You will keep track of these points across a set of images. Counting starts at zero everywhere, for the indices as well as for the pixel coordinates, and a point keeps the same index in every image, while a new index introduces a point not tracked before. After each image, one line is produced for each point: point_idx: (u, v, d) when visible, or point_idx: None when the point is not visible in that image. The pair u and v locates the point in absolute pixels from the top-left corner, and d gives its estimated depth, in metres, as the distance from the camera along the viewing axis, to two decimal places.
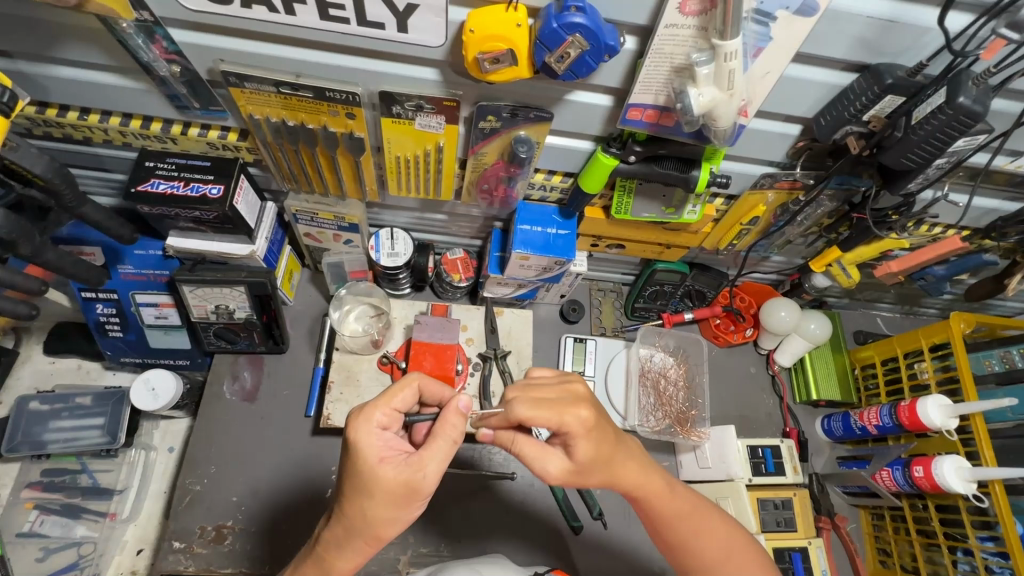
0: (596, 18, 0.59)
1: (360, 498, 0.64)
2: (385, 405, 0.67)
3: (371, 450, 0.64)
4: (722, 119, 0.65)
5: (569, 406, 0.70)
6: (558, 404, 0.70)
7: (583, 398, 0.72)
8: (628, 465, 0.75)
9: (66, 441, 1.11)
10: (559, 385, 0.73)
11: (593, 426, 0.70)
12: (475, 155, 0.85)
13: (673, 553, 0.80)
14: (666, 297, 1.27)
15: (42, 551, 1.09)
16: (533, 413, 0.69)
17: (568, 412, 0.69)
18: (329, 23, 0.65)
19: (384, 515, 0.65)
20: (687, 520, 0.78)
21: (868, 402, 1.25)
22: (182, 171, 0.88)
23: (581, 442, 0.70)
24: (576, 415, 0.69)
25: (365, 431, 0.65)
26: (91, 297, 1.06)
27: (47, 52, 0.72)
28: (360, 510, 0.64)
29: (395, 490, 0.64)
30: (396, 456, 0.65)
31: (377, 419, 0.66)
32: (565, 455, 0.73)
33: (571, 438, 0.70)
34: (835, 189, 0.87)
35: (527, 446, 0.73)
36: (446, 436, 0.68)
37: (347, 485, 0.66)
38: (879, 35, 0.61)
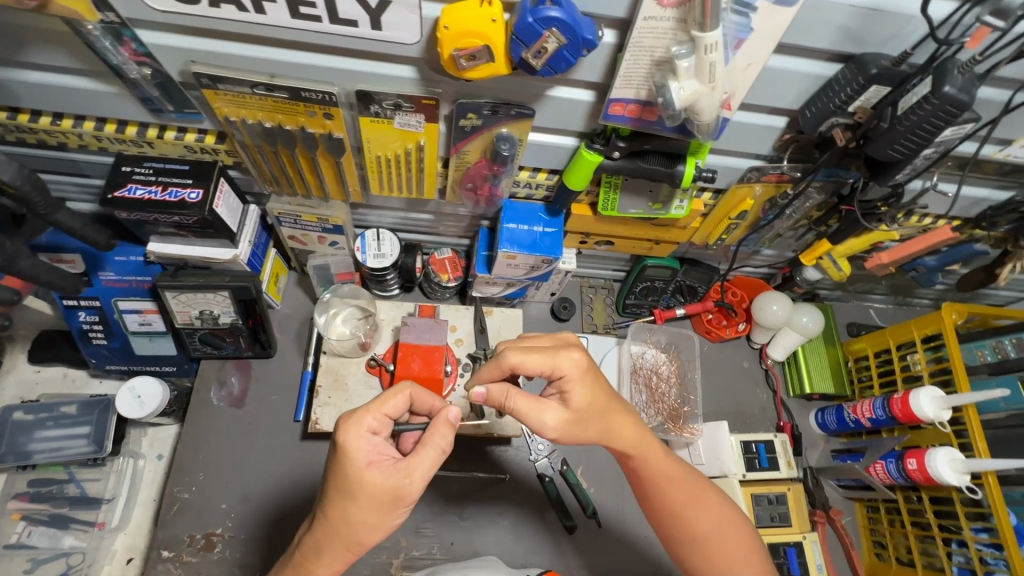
0: (573, 12, 0.57)
1: (345, 502, 0.64)
2: (375, 409, 0.66)
3: (359, 456, 0.63)
4: (704, 113, 0.64)
5: (561, 349, 0.76)
6: (550, 349, 0.76)
7: (574, 344, 0.79)
8: (623, 422, 0.79)
9: (51, 451, 1.10)
10: (551, 338, 0.80)
11: (586, 370, 0.76)
12: (458, 153, 0.84)
13: (665, 520, 0.80)
14: (657, 293, 1.26)
15: (30, 562, 1.08)
16: (524, 359, 0.74)
17: (561, 355, 0.75)
18: (301, 22, 0.63)
19: (367, 520, 0.64)
20: (679, 482, 0.80)
21: (861, 395, 1.25)
22: (159, 175, 0.86)
23: (575, 390, 0.75)
24: (567, 357, 0.75)
25: (354, 434, 0.64)
26: (73, 305, 1.05)
27: (14, 56, 0.70)
28: (343, 515, 0.64)
29: (381, 496, 0.63)
30: (384, 461, 0.64)
31: (367, 423, 0.65)
32: (559, 406, 0.76)
33: (567, 384, 0.75)
34: (823, 181, 0.86)
35: (520, 402, 0.74)
36: (434, 445, 0.66)
37: (332, 489, 0.65)
38: (863, 24, 0.60)
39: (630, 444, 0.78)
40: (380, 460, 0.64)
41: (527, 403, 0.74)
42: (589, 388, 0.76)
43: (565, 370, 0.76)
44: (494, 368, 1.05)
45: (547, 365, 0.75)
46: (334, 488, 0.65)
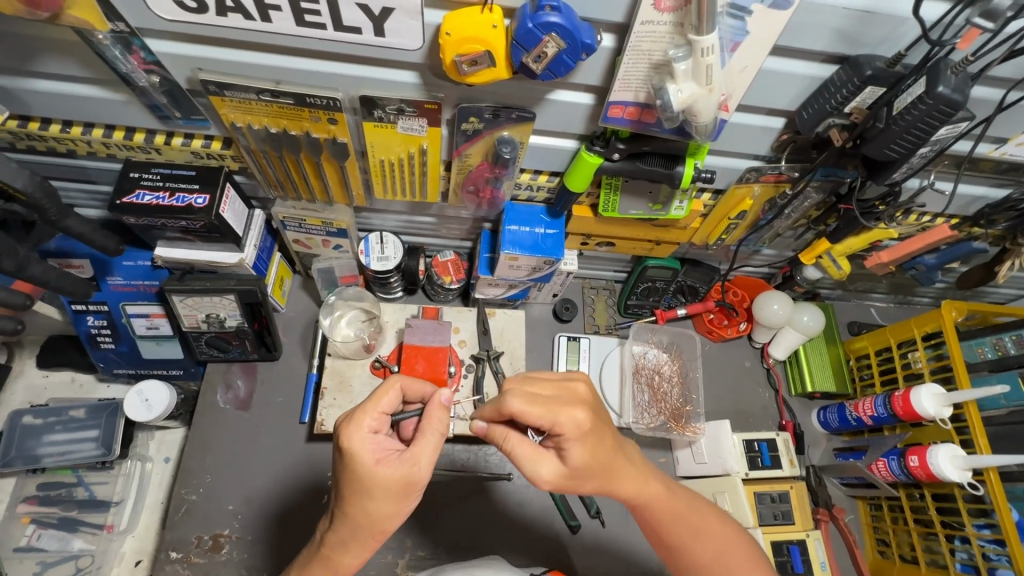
0: (572, 17, 0.58)
1: (361, 499, 0.64)
2: (373, 408, 0.67)
3: (366, 454, 0.64)
4: (703, 114, 0.65)
5: (563, 405, 0.68)
6: (553, 402, 0.69)
7: (580, 400, 0.71)
8: (626, 476, 0.74)
9: (60, 455, 1.11)
10: (559, 384, 0.73)
11: (589, 429, 0.69)
12: (460, 157, 0.85)
13: (665, 547, 0.80)
14: (659, 294, 1.27)
15: (40, 565, 1.09)
16: (525, 408, 0.67)
17: (562, 414, 0.68)
18: (306, 30, 0.64)
19: (385, 511, 0.65)
20: (683, 521, 0.77)
21: (863, 393, 1.25)
22: (167, 181, 0.87)
23: (574, 447, 0.69)
24: (569, 416, 0.68)
25: (357, 437, 0.65)
26: (81, 310, 1.06)
27: (26, 66, 0.72)
28: (362, 509, 0.64)
29: (393, 488, 0.64)
30: (390, 453, 0.65)
31: (367, 424, 0.66)
32: (558, 460, 0.71)
33: (565, 440, 0.69)
34: (822, 180, 0.86)
35: (518, 447, 0.71)
36: (433, 430, 0.67)
37: (345, 489, 0.66)
38: (857, 26, 0.61)
39: (637, 488, 0.75)
40: (387, 452, 0.65)
41: (527, 450, 0.71)
42: (586, 451, 0.69)
43: (564, 430, 0.68)
44: (497, 369, 1.06)
45: (546, 424, 0.68)
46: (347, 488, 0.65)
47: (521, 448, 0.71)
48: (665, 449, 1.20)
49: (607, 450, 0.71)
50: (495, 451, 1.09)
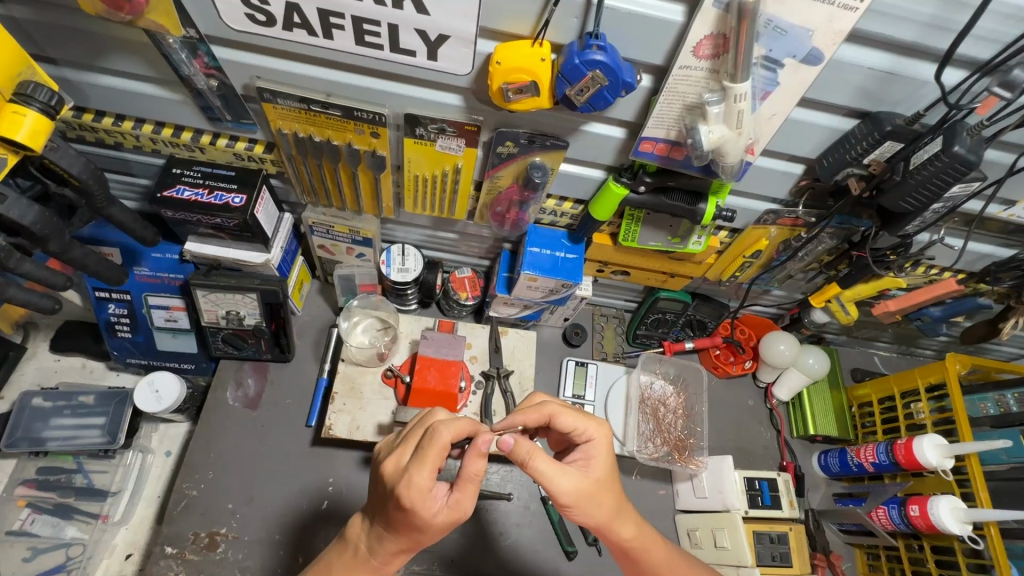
0: (616, 57, 0.62)
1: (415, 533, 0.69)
2: (428, 466, 0.66)
3: (428, 505, 0.66)
4: (730, 156, 0.68)
5: (562, 473, 0.75)
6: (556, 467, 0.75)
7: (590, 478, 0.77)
8: (630, 516, 0.80)
9: (65, 439, 1.11)
10: (578, 476, 0.76)
11: (582, 495, 0.75)
12: (491, 178, 0.89)
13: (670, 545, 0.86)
14: (668, 325, 1.29)
15: (30, 550, 1.08)
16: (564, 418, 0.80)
17: (593, 421, 0.80)
18: (364, 49, 0.68)
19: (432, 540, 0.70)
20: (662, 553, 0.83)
21: (864, 439, 1.26)
22: (207, 179, 0.91)
23: (596, 464, 0.79)
24: (565, 482, 0.75)
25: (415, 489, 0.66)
26: (105, 297, 1.08)
27: (94, 61, 0.76)
28: (414, 539, 0.70)
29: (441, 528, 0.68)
30: (448, 507, 0.68)
31: (422, 479, 0.66)
32: (577, 477, 0.76)
33: (594, 449, 0.80)
34: (836, 228, 0.90)
35: (543, 462, 0.74)
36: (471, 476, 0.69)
37: (401, 524, 0.69)
38: (879, 85, 0.65)
39: (626, 527, 0.80)
40: (447, 510, 0.68)
41: (570, 417, 0.81)
42: (609, 469, 0.79)
43: (590, 445, 0.80)
44: (506, 387, 1.07)
45: (574, 425, 0.80)
46: (399, 521, 0.68)
47: (568, 418, 0.80)
48: (666, 481, 1.19)
49: (616, 481, 0.79)
50: (497, 470, 1.10)
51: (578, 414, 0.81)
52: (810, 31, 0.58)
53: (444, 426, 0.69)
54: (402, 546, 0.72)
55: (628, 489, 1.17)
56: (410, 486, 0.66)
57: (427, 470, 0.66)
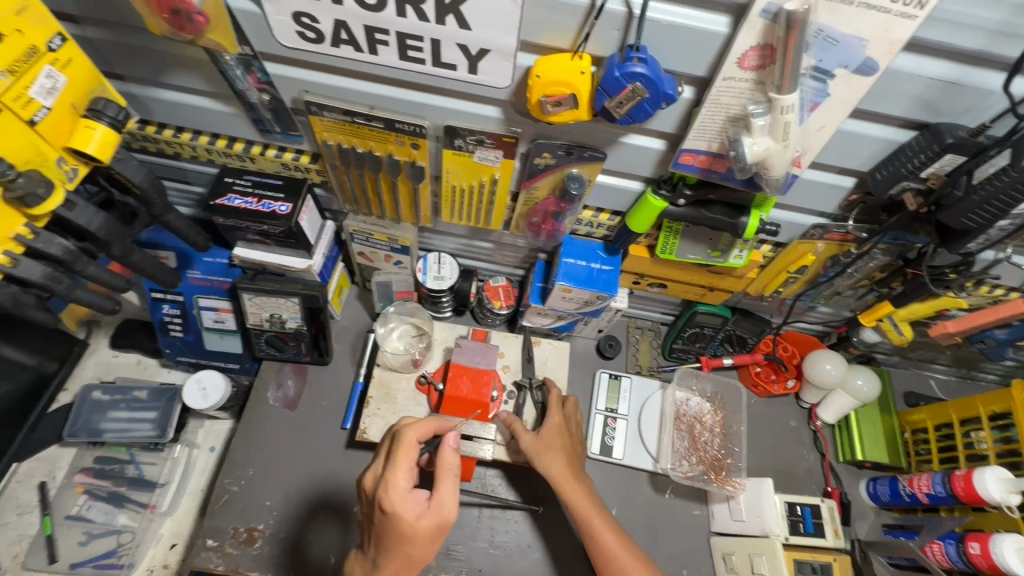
0: (657, 69, 0.61)
1: (404, 546, 0.73)
2: (405, 462, 0.77)
3: (411, 508, 0.73)
4: (775, 168, 0.66)
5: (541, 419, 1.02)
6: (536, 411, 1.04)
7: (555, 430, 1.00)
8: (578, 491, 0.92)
9: (120, 431, 1.18)
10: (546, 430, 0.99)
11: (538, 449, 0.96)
12: (528, 189, 0.89)
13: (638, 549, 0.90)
14: (706, 340, 1.26)
15: (85, 535, 1.14)
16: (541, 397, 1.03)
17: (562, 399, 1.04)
18: (407, 63, 0.70)
19: (421, 551, 0.74)
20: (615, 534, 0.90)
21: (919, 468, 1.19)
22: (256, 187, 0.95)
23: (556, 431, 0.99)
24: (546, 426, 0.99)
25: (401, 492, 0.74)
26: (160, 297, 1.14)
27: (158, 77, 0.81)
28: (405, 555, 0.74)
29: (428, 531, 0.73)
30: (430, 509, 0.74)
31: (406, 480, 0.75)
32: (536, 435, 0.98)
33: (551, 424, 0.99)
34: (889, 244, 0.86)
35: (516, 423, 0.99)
36: (449, 472, 0.77)
37: (388, 538, 0.74)
38: (940, 95, 0.62)
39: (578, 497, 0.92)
40: (429, 511, 0.74)
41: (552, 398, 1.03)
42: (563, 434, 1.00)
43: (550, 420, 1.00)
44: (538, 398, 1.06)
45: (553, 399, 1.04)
46: (387, 533, 0.74)
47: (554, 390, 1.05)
48: (701, 501, 1.16)
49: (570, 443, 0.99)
50: (527, 481, 1.08)
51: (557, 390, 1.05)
52: (864, 40, 0.56)
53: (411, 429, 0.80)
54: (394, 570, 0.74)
55: (661, 508, 1.14)
56: (389, 492, 0.74)
57: (404, 469, 0.76)
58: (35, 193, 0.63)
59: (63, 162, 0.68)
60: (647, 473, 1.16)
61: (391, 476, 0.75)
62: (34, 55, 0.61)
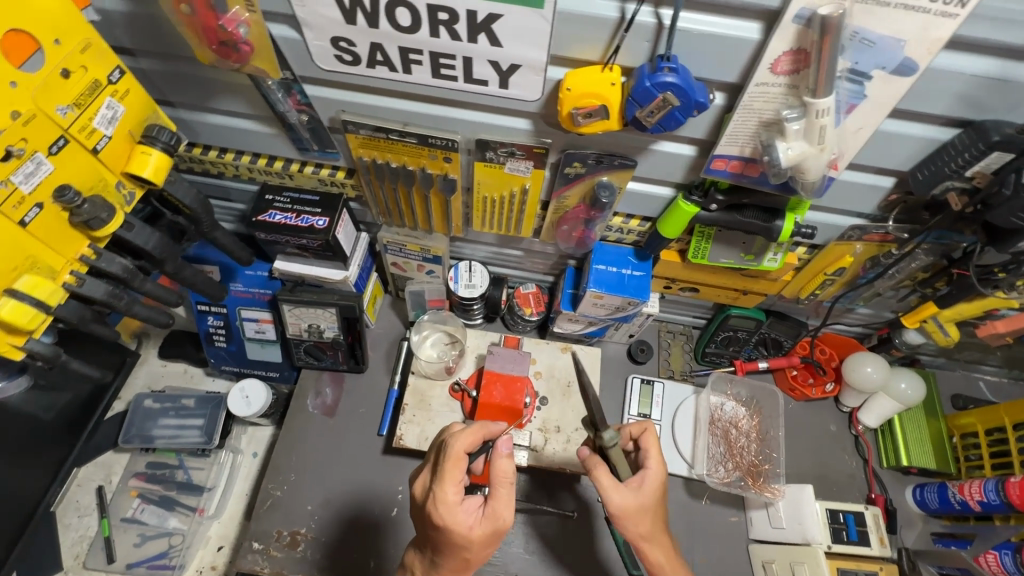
0: (688, 77, 0.62)
1: (460, 550, 0.73)
2: (453, 480, 0.72)
3: (463, 521, 0.71)
4: (811, 172, 0.66)
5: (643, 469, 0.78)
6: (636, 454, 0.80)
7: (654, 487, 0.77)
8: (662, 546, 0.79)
9: (170, 438, 1.24)
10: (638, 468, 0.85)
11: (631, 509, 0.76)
12: (558, 198, 0.90)
13: None
14: (740, 344, 1.24)
15: (140, 536, 1.20)
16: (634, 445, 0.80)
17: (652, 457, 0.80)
18: (440, 81, 0.72)
19: (478, 552, 0.74)
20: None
21: (968, 474, 1.14)
22: (295, 204, 0.99)
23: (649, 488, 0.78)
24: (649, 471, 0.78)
25: (450, 508, 0.71)
26: (205, 310, 1.19)
27: (204, 102, 0.85)
28: (463, 558, 0.74)
29: (484, 537, 0.72)
30: (484, 517, 0.72)
31: (455, 496, 0.72)
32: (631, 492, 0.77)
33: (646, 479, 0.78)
34: (933, 242, 0.83)
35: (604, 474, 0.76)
36: (504, 482, 0.73)
37: (444, 545, 0.74)
38: (985, 93, 0.60)
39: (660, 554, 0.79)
40: (484, 520, 0.72)
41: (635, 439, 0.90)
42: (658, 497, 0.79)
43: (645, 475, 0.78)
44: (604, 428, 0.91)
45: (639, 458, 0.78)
46: (442, 541, 0.73)
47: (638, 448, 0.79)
48: (738, 507, 1.14)
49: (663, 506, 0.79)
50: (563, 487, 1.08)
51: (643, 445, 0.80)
52: (902, 41, 0.55)
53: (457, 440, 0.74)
54: (454, 567, 0.76)
55: (697, 515, 1.13)
56: (439, 508, 0.71)
57: (453, 484, 0.72)
58: (98, 218, 0.66)
59: (122, 187, 0.72)
60: (682, 479, 1.15)
61: (438, 491, 0.72)
62: (96, 88, 0.65)
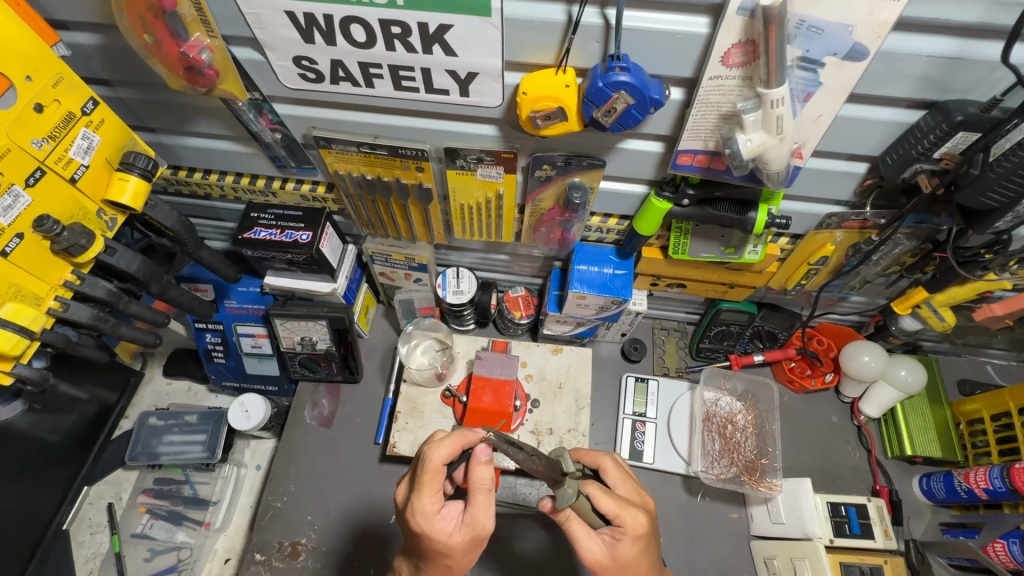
0: (641, 76, 0.62)
1: (441, 557, 0.74)
2: (430, 490, 0.72)
3: (442, 528, 0.72)
4: (774, 163, 0.65)
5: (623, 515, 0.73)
6: (618, 498, 0.74)
7: (634, 537, 0.72)
8: None
9: (175, 454, 1.27)
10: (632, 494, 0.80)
11: (608, 563, 0.73)
12: (533, 201, 0.91)
13: None
14: (733, 338, 1.23)
15: (150, 551, 1.23)
16: (607, 496, 0.73)
17: (627, 508, 0.73)
18: (402, 93, 0.73)
19: (459, 559, 0.75)
20: None
21: (976, 462, 1.10)
22: (279, 220, 1.00)
23: (629, 540, 0.72)
24: (631, 516, 0.73)
25: (428, 517, 0.72)
26: (202, 327, 1.22)
27: (183, 126, 0.88)
28: (445, 564, 0.75)
29: (464, 544, 0.73)
30: (463, 524, 0.73)
31: (432, 505, 0.72)
32: (608, 544, 0.73)
33: (625, 531, 0.73)
34: (913, 227, 0.82)
35: (576, 527, 0.73)
36: (481, 490, 0.73)
37: (425, 552, 0.75)
38: (944, 73, 0.59)
39: None
40: (462, 527, 0.73)
41: (616, 475, 0.82)
42: (640, 548, 0.73)
43: (624, 525, 0.73)
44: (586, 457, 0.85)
45: (611, 511, 0.72)
46: (424, 547, 0.75)
47: (606, 502, 0.72)
48: (739, 503, 1.12)
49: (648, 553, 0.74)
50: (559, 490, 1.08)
51: (613, 498, 0.73)
52: (850, 26, 0.55)
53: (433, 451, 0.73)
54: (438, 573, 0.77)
55: (696, 512, 1.12)
56: (417, 517, 0.72)
57: (430, 494, 0.72)
58: (77, 244, 0.70)
59: (103, 214, 0.75)
60: (680, 476, 1.14)
61: (416, 500, 0.72)
62: (71, 120, 0.68)
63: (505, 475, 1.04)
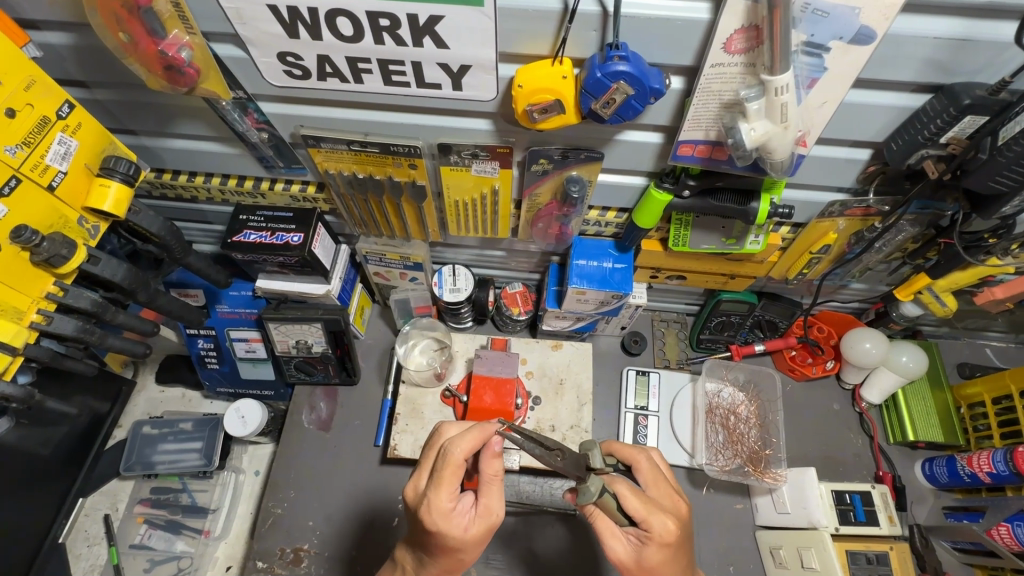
0: (641, 65, 0.59)
1: (455, 551, 0.72)
2: (446, 490, 0.70)
3: (457, 524, 0.70)
4: (778, 152, 0.63)
5: (652, 516, 0.70)
6: (648, 501, 0.71)
7: (663, 542, 0.69)
8: None
9: (170, 462, 1.24)
10: (671, 497, 0.76)
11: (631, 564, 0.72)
12: (530, 196, 0.88)
13: None
14: (734, 328, 1.22)
15: (149, 562, 1.21)
16: (634, 497, 0.71)
17: (655, 512, 0.70)
18: (392, 88, 0.71)
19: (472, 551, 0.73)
20: None
21: (978, 445, 1.11)
22: (269, 222, 0.97)
23: (655, 547, 0.70)
24: (661, 520, 0.70)
25: (445, 518, 0.69)
26: (194, 333, 1.19)
27: (165, 128, 0.85)
28: (457, 558, 0.73)
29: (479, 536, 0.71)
30: (477, 516, 0.71)
31: (446, 503, 0.69)
32: (635, 549, 0.72)
33: (652, 538, 0.70)
34: (917, 213, 0.81)
35: (601, 521, 0.73)
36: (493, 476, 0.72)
37: (438, 546, 0.73)
38: (951, 55, 0.58)
39: None
40: (477, 519, 0.71)
41: (650, 475, 0.78)
42: (668, 557, 0.70)
43: (652, 529, 0.70)
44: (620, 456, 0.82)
45: (638, 514, 0.70)
46: (435, 542, 0.72)
47: (633, 503, 0.70)
48: (743, 494, 1.12)
49: (679, 561, 0.71)
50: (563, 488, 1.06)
51: (640, 501, 0.70)
52: (856, 9, 0.53)
53: (455, 445, 0.70)
54: (447, 566, 0.76)
55: (701, 505, 1.11)
56: (433, 515, 0.69)
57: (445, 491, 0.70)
58: (59, 255, 0.67)
59: (85, 221, 0.72)
60: (684, 469, 1.14)
61: (432, 496, 0.70)
62: (46, 125, 0.65)
63: (509, 474, 1.03)
